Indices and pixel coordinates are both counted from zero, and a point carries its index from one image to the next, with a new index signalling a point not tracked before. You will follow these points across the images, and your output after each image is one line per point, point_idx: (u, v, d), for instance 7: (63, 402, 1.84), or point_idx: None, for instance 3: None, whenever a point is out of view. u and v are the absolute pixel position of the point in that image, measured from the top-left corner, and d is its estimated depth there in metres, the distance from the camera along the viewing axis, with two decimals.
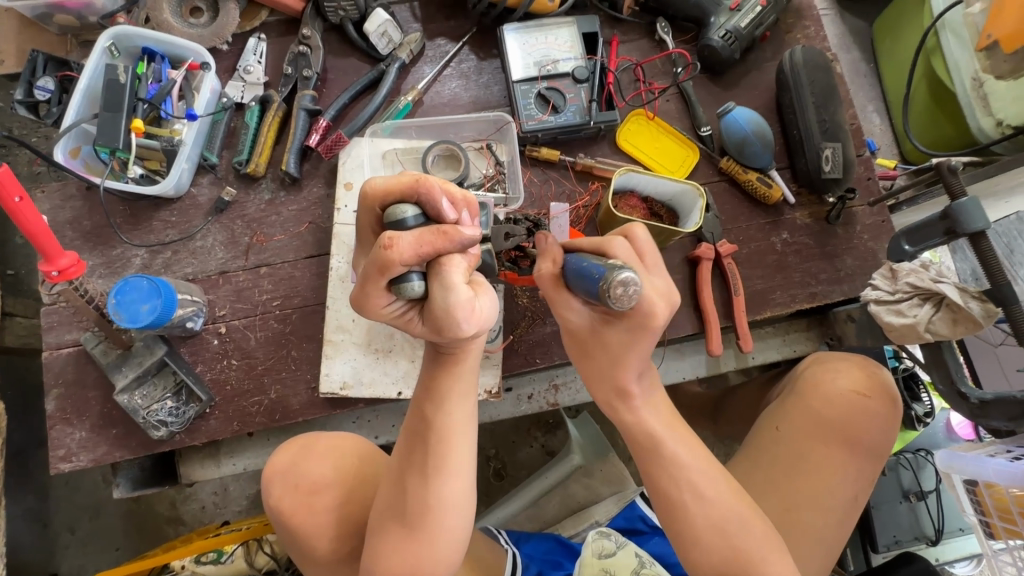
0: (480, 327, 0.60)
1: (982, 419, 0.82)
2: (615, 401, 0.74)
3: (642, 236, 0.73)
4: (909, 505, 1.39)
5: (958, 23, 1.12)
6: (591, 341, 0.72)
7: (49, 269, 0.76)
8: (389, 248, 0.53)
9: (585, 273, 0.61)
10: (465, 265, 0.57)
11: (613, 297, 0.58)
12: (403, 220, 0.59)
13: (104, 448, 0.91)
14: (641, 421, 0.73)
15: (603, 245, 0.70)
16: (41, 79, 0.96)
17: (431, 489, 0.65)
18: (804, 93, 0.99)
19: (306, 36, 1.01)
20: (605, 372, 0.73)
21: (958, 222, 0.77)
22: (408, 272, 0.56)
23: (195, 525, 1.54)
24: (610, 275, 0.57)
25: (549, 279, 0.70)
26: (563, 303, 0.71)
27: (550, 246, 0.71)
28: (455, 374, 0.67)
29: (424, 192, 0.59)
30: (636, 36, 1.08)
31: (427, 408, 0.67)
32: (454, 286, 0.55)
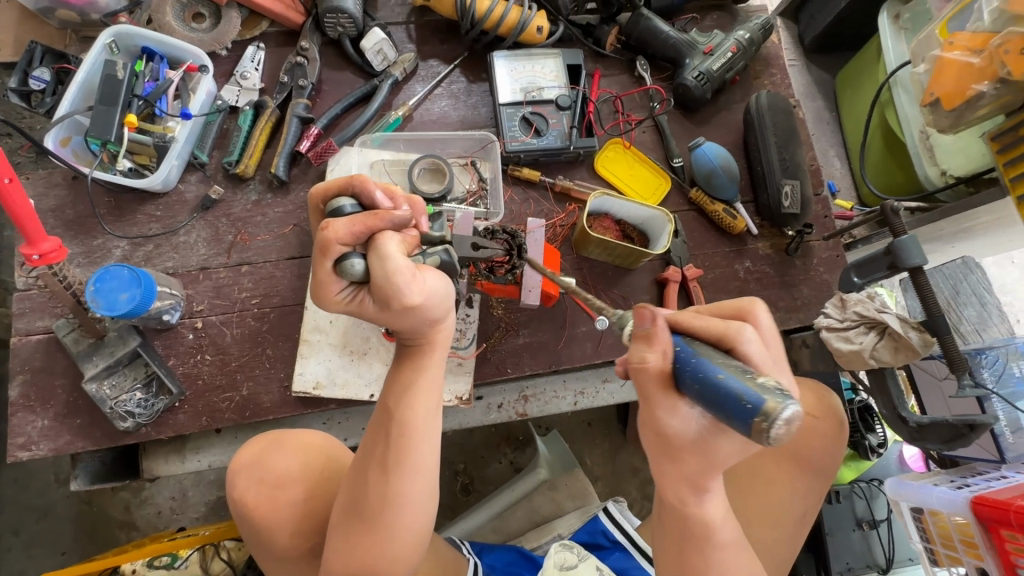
0: (427, 299, 0.61)
1: (921, 441, 0.87)
2: (685, 493, 0.64)
3: (762, 320, 0.63)
4: (862, 533, 1.44)
5: (908, 80, 1.22)
6: (693, 447, 0.59)
7: (30, 252, 0.77)
8: (325, 231, 0.57)
9: (722, 391, 0.48)
10: (401, 239, 0.60)
11: (771, 437, 0.44)
12: (341, 208, 0.62)
13: (65, 438, 0.90)
14: (704, 513, 0.64)
15: (727, 335, 0.58)
16: (37, 69, 0.98)
17: (391, 483, 0.66)
18: (767, 134, 1.07)
19: (305, 47, 1.06)
20: (690, 475, 0.62)
21: (898, 257, 0.84)
22: (348, 252, 0.59)
23: (148, 531, 1.49)
24: (770, 409, 0.44)
25: (654, 374, 0.56)
26: (667, 405, 0.57)
27: (658, 329, 0.56)
28: (422, 366, 0.70)
29: (358, 184, 0.64)
30: (616, 71, 1.16)
31: (392, 401, 0.68)
32: (390, 255, 0.58)
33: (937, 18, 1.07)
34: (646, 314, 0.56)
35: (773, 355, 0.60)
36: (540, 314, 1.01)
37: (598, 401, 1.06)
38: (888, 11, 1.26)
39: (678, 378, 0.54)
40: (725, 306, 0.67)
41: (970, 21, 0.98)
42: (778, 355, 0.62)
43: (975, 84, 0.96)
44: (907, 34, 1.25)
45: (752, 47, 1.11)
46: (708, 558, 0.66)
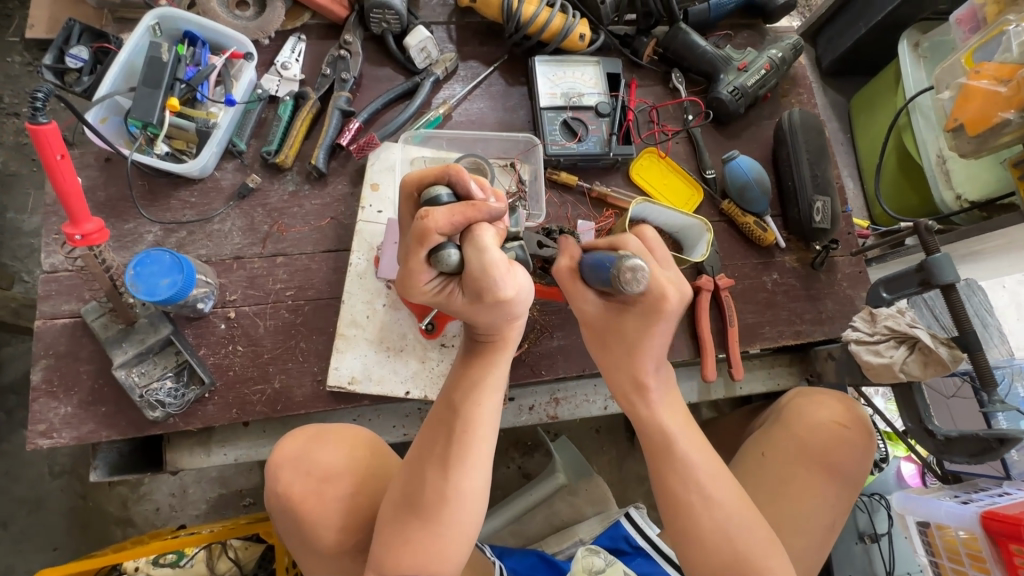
0: (514, 294, 0.64)
1: (946, 454, 0.90)
2: (632, 394, 0.80)
3: (649, 233, 0.81)
4: (863, 546, 1.47)
5: (927, 105, 1.26)
6: (608, 331, 0.79)
7: (73, 232, 0.74)
8: (425, 219, 0.57)
9: (599, 264, 0.69)
10: (496, 232, 0.61)
11: (625, 283, 0.65)
12: (439, 198, 0.61)
13: (89, 426, 0.87)
14: (655, 416, 0.78)
15: (618, 242, 0.77)
16: (75, 47, 0.95)
17: (451, 479, 0.66)
18: (800, 150, 1.10)
19: (348, 41, 1.05)
20: (623, 364, 0.79)
21: (932, 274, 0.86)
22: (445, 243, 0.59)
23: (145, 529, 1.43)
24: (619, 262, 0.65)
25: (567, 272, 0.77)
26: (580, 295, 0.78)
27: (569, 243, 0.78)
28: (489, 364, 0.72)
29: (454, 175, 0.63)
30: (651, 82, 1.18)
31: (456, 396, 0.70)
32: (488, 248, 0.59)
33: (962, 48, 1.11)
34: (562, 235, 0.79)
35: (654, 251, 0.78)
36: (575, 316, 1.01)
37: None
38: (907, 39, 1.30)
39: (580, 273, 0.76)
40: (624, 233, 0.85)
41: (997, 52, 1.02)
42: (663, 255, 0.78)
43: (1001, 112, 1.01)
44: (926, 62, 1.29)
45: (784, 66, 1.15)
46: (679, 470, 0.75)
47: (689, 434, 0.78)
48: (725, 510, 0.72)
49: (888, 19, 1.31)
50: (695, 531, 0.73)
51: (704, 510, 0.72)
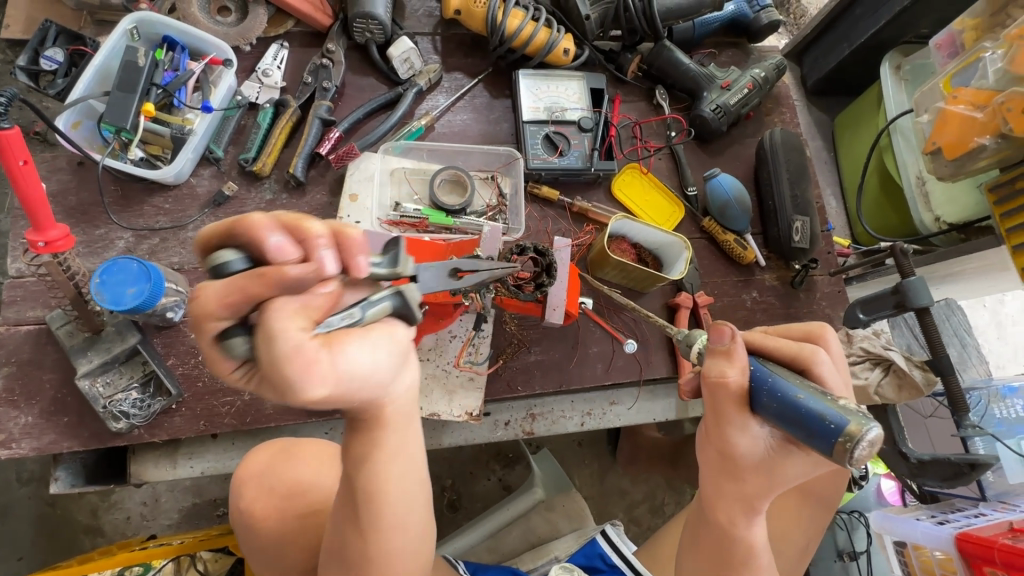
0: (335, 391, 0.45)
1: (920, 477, 0.90)
2: (738, 513, 0.60)
3: (834, 345, 0.63)
4: (842, 565, 1.44)
5: (908, 127, 1.28)
6: (758, 468, 0.57)
7: (36, 239, 0.73)
8: (195, 302, 0.44)
9: (804, 411, 0.49)
10: (298, 308, 0.44)
11: (853, 459, 0.46)
12: (226, 266, 0.46)
13: (50, 437, 0.84)
14: (750, 536, 0.61)
15: (800, 355, 0.58)
16: (50, 49, 0.94)
17: (369, 543, 0.59)
18: (780, 169, 1.10)
19: (331, 50, 1.04)
20: (751, 495, 0.58)
21: (907, 297, 0.87)
22: (232, 330, 0.45)
23: (115, 539, 1.39)
24: (855, 430, 0.45)
25: (733, 391, 0.55)
26: (739, 424, 0.55)
27: (737, 348, 0.55)
28: (375, 441, 0.56)
29: (243, 227, 0.47)
30: (636, 98, 1.18)
31: (351, 472, 0.57)
32: (273, 336, 0.42)
33: (940, 72, 1.13)
34: (726, 331, 0.54)
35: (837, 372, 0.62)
36: (553, 332, 1.01)
37: (605, 422, 1.05)
38: (889, 61, 1.32)
39: (755, 398, 0.54)
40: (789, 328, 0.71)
41: (974, 77, 1.03)
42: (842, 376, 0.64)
43: (977, 137, 1.02)
44: (907, 85, 1.31)
45: (767, 86, 1.15)
46: None
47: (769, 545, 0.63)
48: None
49: (871, 40, 1.32)
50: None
51: None
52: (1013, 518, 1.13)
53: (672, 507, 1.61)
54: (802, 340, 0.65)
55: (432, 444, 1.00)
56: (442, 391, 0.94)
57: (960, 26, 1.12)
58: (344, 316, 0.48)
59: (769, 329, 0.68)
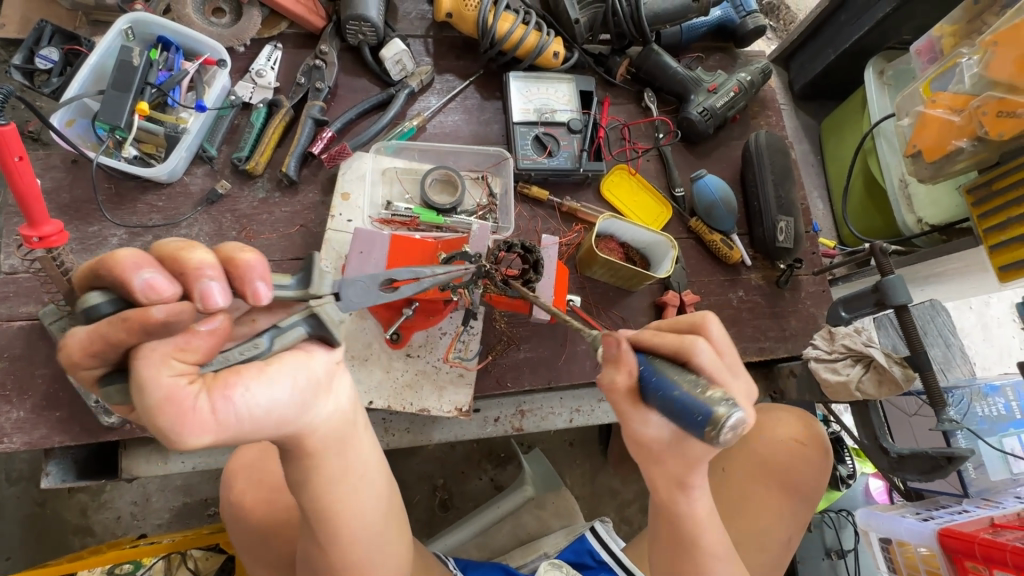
0: (220, 434, 0.44)
1: (900, 471, 0.92)
2: (673, 490, 0.64)
3: (715, 330, 0.66)
4: (830, 563, 1.45)
5: (891, 131, 1.30)
6: (669, 449, 0.60)
7: (31, 234, 0.73)
8: (63, 347, 0.43)
9: (680, 407, 0.50)
10: (170, 352, 0.42)
11: (723, 442, 0.47)
12: (92, 308, 0.43)
13: (41, 432, 0.85)
14: (695, 511, 0.66)
15: (682, 348, 0.58)
16: (46, 48, 0.95)
17: (329, 549, 0.61)
18: (765, 170, 1.13)
19: (324, 51, 1.06)
20: (673, 472, 0.62)
21: (886, 295, 0.89)
22: (107, 375, 0.44)
23: (105, 538, 1.39)
24: (718, 419, 0.46)
25: (624, 392, 0.57)
26: (638, 417, 0.58)
27: (623, 353, 0.56)
28: (308, 468, 0.57)
29: (106, 266, 0.43)
30: (624, 101, 1.20)
31: (295, 494, 0.59)
32: (143, 385, 0.41)
33: (921, 78, 1.16)
34: (610, 340, 0.56)
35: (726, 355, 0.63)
36: (543, 329, 1.02)
37: (593, 418, 1.07)
38: (873, 66, 1.35)
39: (643, 394, 0.56)
40: (681, 321, 0.69)
41: (952, 83, 1.06)
42: (733, 363, 0.64)
43: (955, 140, 1.05)
44: (890, 89, 1.34)
45: (752, 89, 1.18)
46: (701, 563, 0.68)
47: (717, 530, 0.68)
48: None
49: (855, 46, 1.35)
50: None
51: None
52: (994, 514, 1.15)
53: None
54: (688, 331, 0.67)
55: (422, 440, 1.02)
56: (431, 387, 0.95)
57: (939, 33, 1.15)
58: (247, 347, 0.49)
59: (660, 323, 0.70)
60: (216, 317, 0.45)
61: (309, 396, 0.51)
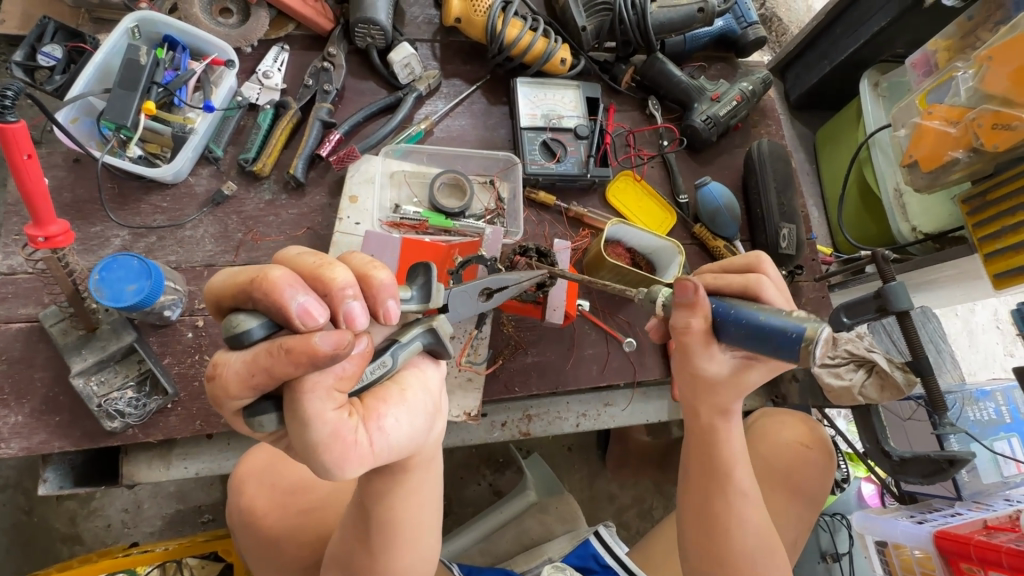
0: (374, 461, 0.51)
1: (902, 474, 0.94)
2: (714, 420, 0.78)
3: (771, 272, 0.77)
4: (825, 566, 1.46)
5: (885, 142, 1.32)
6: (724, 381, 0.74)
7: (36, 233, 0.72)
8: (221, 376, 0.47)
9: (770, 329, 0.62)
10: (332, 384, 0.47)
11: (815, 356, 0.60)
12: (246, 333, 0.47)
13: (41, 436, 0.83)
14: (729, 440, 0.78)
15: (750, 286, 0.72)
16: (48, 45, 0.93)
17: (379, 560, 0.63)
18: (767, 178, 1.15)
19: (332, 54, 1.06)
20: (714, 399, 0.77)
21: (889, 301, 0.90)
22: (257, 403, 0.48)
23: (95, 547, 1.35)
24: (813, 333, 0.59)
25: (698, 332, 0.70)
26: (705, 354, 0.72)
27: (697, 298, 0.68)
28: (397, 482, 0.60)
29: (264, 293, 0.48)
30: (629, 108, 1.22)
31: (369, 502, 0.61)
32: (310, 423, 0.46)
33: (916, 90, 1.19)
34: (687, 286, 0.68)
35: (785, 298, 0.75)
36: (551, 333, 1.02)
37: (600, 423, 1.07)
38: (868, 78, 1.37)
39: (722, 328, 0.68)
40: (737, 262, 0.79)
41: (948, 95, 1.09)
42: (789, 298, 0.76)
43: (951, 151, 1.09)
44: (884, 101, 1.37)
45: (754, 98, 1.20)
46: (730, 506, 0.76)
47: (746, 466, 0.78)
48: (750, 532, 0.76)
49: (851, 58, 1.38)
50: (720, 547, 0.76)
51: (732, 519, 0.76)
52: (987, 516, 1.17)
53: (660, 511, 1.62)
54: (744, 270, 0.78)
55: None
56: None
57: (934, 47, 1.19)
58: (377, 366, 0.54)
59: (718, 266, 0.81)
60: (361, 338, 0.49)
61: (434, 416, 0.57)
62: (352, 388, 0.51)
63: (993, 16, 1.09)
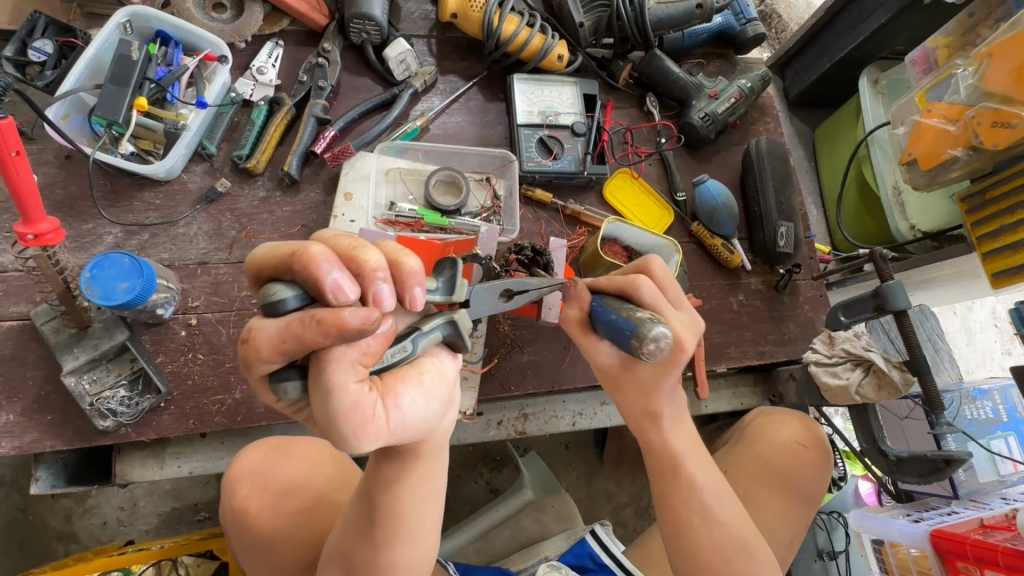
0: (388, 438, 0.49)
1: (897, 474, 0.94)
2: (643, 421, 0.80)
3: (658, 271, 0.81)
4: (821, 564, 1.46)
5: (884, 140, 1.32)
6: (623, 374, 0.80)
7: (25, 231, 0.71)
8: (252, 340, 0.46)
9: (614, 325, 0.69)
10: (356, 357, 0.46)
11: (647, 352, 0.64)
12: (280, 302, 0.47)
13: (32, 436, 0.82)
14: (666, 442, 0.79)
15: (626, 287, 0.76)
16: (39, 40, 0.92)
17: (381, 553, 0.62)
18: (766, 176, 1.14)
19: (326, 49, 1.04)
20: (633, 401, 0.80)
21: (886, 300, 0.90)
22: (283, 369, 0.48)
23: (90, 545, 1.35)
24: (641, 331, 0.64)
25: (576, 322, 0.80)
26: (592, 345, 0.81)
27: (578, 291, 0.79)
28: (403, 473, 0.60)
29: (302, 265, 0.47)
30: (627, 105, 1.21)
31: (374, 492, 0.61)
32: (334, 390, 0.45)
33: (916, 87, 1.18)
34: (570, 282, 0.79)
35: (670, 297, 0.78)
36: (548, 332, 1.02)
37: (597, 422, 1.07)
38: (867, 75, 1.37)
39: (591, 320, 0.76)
40: (630, 266, 0.84)
41: (947, 93, 1.08)
42: (676, 296, 0.79)
43: (949, 149, 1.08)
44: (884, 99, 1.36)
45: (753, 95, 1.19)
46: (688, 502, 0.76)
47: (698, 459, 0.79)
48: (721, 529, 0.75)
49: (851, 55, 1.37)
50: (692, 547, 0.75)
51: (694, 515, 0.76)
52: (983, 515, 1.17)
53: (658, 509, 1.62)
54: (637, 271, 0.83)
55: None
56: None
57: (934, 44, 1.18)
58: (398, 350, 0.53)
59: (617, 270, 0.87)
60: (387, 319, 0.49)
61: (448, 406, 0.55)
62: (372, 365, 0.49)
63: (994, 13, 1.08)
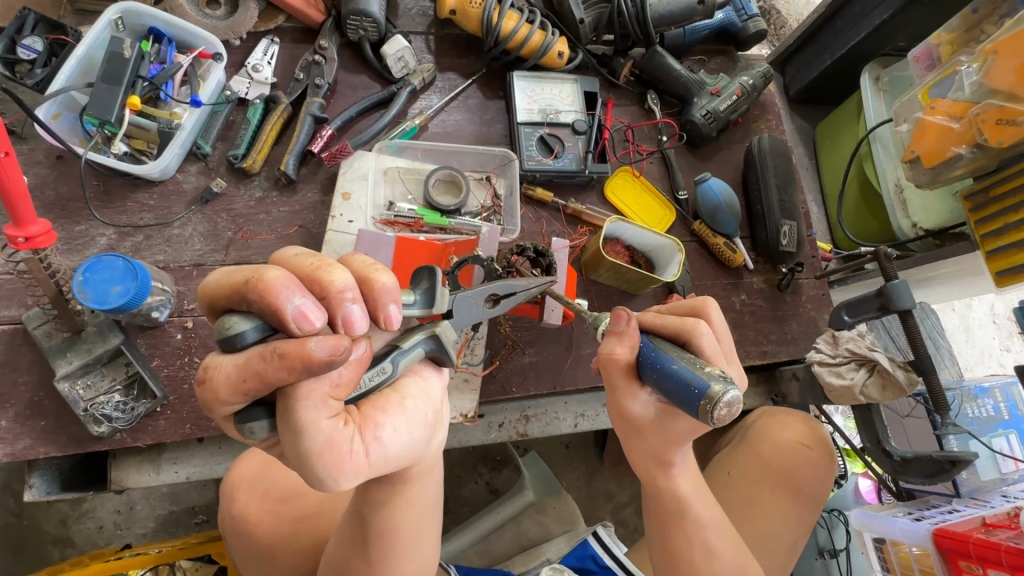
0: (369, 472, 0.49)
1: (902, 474, 0.93)
2: (652, 468, 0.75)
3: (715, 317, 0.73)
4: (822, 562, 1.46)
5: (886, 137, 1.31)
6: (653, 426, 0.70)
7: (16, 234, 0.69)
8: (211, 379, 0.45)
9: (676, 378, 0.59)
10: (327, 391, 0.45)
11: (715, 417, 0.55)
12: (239, 336, 0.45)
13: (26, 442, 0.81)
14: (674, 487, 0.75)
15: (684, 330, 0.67)
16: (28, 37, 0.90)
17: (378, 569, 0.61)
18: (768, 174, 1.13)
19: (323, 46, 1.02)
20: (652, 448, 0.72)
21: (891, 300, 0.89)
22: (248, 409, 0.46)
23: (87, 549, 1.33)
24: (714, 393, 0.54)
25: (621, 364, 0.66)
26: (629, 392, 0.68)
27: (629, 327, 0.66)
28: (396, 493, 0.59)
29: (258, 295, 0.46)
30: (628, 102, 1.19)
31: (367, 511, 0.60)
32: (304, 431, 0.44)
33: (919, 84, 1.17)
34: (622, 315, 0.66)
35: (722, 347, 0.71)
36: (549, 333, 1.00)
37: (599, 424, 1.06)
38: (869, 72, 1.36)
39: (641, 368, 0.65)
40: (682, 305, 0.77)
41: (951, 89, 1.07)
42: (728, 348, 0.72)
43: (953, 147, 1.07)
44: (886, 95, 1.35)
45: (755, 92, 1.18)
46: (687, 534, 0.77)
47: (703, 499, 0.77)
48: (720, 560, 0.77)
49: (852, 52, 1.36)
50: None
51: (693, 545, 0.77)
52: (986, 513, 1.17)
53: None
54: (689, 313, 0.75)
55: None
56: None
57: (937, 40, 1.17)
58: (376, 373, 0.52)
59: (664, 306, 0.78)
60: (360, 343, 0.48)
61: (435, 427, 0.55)
62: (349, 396, 0.49)
63: (998, 9, 1.07)
